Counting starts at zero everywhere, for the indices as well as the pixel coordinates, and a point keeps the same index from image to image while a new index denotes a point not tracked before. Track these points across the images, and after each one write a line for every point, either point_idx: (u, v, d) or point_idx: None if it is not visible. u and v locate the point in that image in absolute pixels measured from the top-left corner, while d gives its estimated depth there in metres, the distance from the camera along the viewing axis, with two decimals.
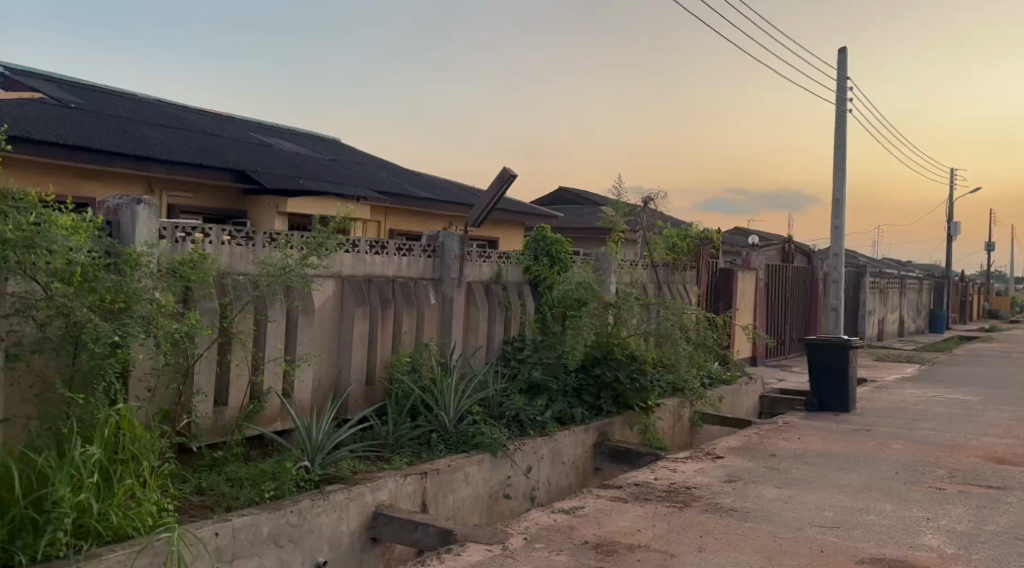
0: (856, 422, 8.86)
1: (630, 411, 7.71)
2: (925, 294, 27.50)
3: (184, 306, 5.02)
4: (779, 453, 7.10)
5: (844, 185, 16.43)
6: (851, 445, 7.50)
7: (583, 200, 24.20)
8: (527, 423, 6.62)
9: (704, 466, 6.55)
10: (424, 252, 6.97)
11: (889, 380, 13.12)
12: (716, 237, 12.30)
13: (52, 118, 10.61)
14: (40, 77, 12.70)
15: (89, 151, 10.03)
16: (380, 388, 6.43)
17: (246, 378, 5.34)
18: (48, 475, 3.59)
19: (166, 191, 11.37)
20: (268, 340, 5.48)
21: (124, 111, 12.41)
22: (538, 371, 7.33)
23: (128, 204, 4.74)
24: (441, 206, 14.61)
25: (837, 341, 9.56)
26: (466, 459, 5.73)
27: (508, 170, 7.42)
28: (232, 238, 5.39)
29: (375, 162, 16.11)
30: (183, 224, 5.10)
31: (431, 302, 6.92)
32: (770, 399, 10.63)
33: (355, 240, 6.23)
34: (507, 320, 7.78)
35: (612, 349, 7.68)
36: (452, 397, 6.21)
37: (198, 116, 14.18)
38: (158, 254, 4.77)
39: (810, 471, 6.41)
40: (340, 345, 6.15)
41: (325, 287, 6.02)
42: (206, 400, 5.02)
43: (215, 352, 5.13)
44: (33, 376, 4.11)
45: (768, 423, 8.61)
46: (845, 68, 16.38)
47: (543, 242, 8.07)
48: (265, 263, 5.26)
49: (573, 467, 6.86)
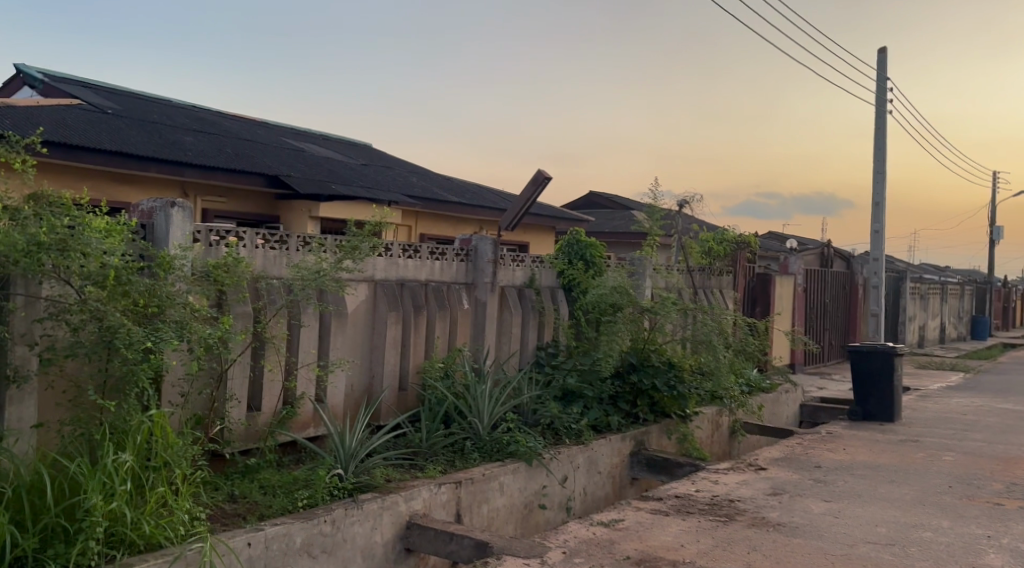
0: (903, 432, 8.60)
1: (667, 419, 7.56)
2: (967, 300, 26.87)
3: (218, 310, 4.96)
4: (824, 465, 6.88)
5: (884, 189, 16.08)
6: (899, 457, 7.25)
7: (614, 204, 24.02)
8: (563, 431, 6.48)
9: (747, 478, 6.36)
10: (457, 256, 6.87)
11: (933, 389, 12.77)
12: (753, 242, 12.07)
13: (90, 124, 10.71)
14: (79, 83, 12.87)
15: (126, 157, 10.11)
16: (413, 394, 6.34)
17: (279, 384, 5.26)
18: (81, 482, 3.53)
19: (201, 196, 11.43)
20: (301, 345, 5.40)
21: (160, 116, 12.52)
22: (574, 378, 7.16)
23: (163, 207, 4.70)
24: (473, 210, 14.53)
25: (882, 348, 9.35)
26: (501, 468, 5.60)
27: (542, 172, 7.30)
28: (266, 242, 5.34)
29: (407, 166, 16.11)
30: (217, 228, 5.06)
31: (465, 306, 6.82)
32: (810, 407, 10.40)
33: (388, 244, 6.22)
34: (541, 326, 7.66)
35: (648, 355, 7.52)
36: (486, 403, 6.08)
37: (232, 121, 14.28)
38: (191, 257, 4.73)
39: (859, 484, 6.19)
40: (373, 350, 6.07)
41: (358, 291, 5.94)
42: (239, 406, 4.95)
43: (249, 356, 5.06)
44: (67, 381, 4.06)
45: (810, 433, 8.39)
46: (885, 68, 16.04)
47: (577, 246, 7.93)
48: (300, 267, 5.19)
49: (609, 477, 6.71)
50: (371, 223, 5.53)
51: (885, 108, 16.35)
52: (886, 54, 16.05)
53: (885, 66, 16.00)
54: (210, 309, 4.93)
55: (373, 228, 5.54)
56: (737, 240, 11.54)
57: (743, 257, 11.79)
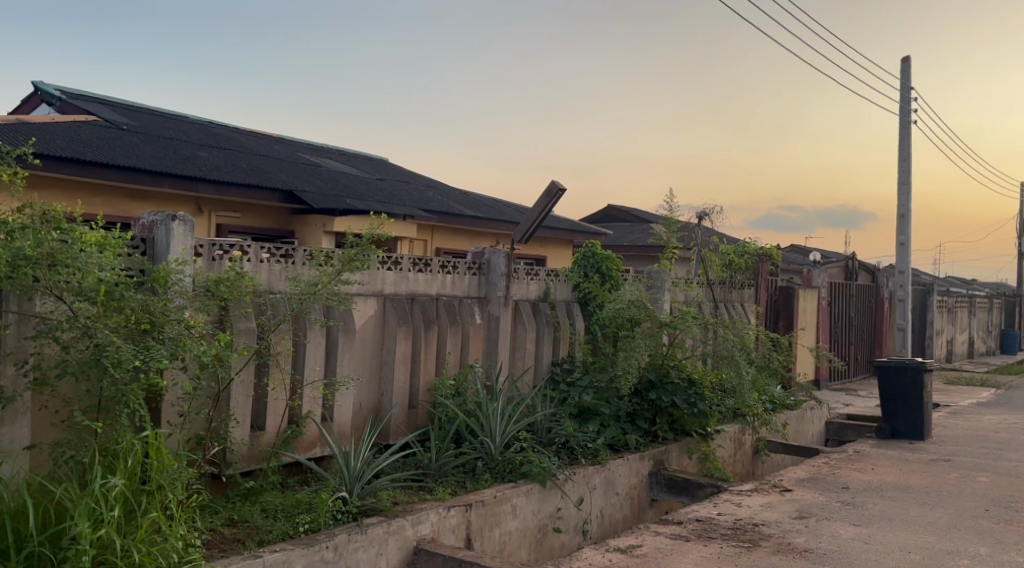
0: (934, 451, 8.28)
1: (688, 439, 7.32)
2: (996, 313, 26.31)
3: (220, 327, 4.81)
4: (853, 486, 6.60)
5: (910, 200, 15.73)
6: (931, 478, 6.94)
7: (633, 218, 23.78)
8: (578, 451, 6.25)
9: (771, 500, 6.08)
10: (469, 270, 6.69)
11: (964, 405, 12.38)
12: (776, 254, 11.79)
13: (105, 140, 10.69)
14: (96, 100, 12.90)
15: (139, 172, 10.06)
16: (423, 412, 6.15)
17: (283, 403, 5.09)
18: (67, 508, 3.38)
19: (215, 212, 11.39)
20: (307, 362, 5.23)
21: (176, 132, 12.51)
22: (590, 394, 6.93)
23: (163, 220, 4.56)
24: (490, 224, 14.37)
25: (912, 363, 8.93)
26: (513, 489, 5.38)
27: (556, 183, 7.12)
28: (271, 256, 5.19)
29: (423, 181, 16.01)
30: (220, 241, 4.92)
31: (476, 321, 6.62)
32: (836, 425, 10.10)
33: (397, 258, 6.05)
34: (555, 341, 7.46)
35: (668, 371, 7.28)
36: (498, 421, 5.86)
37: (248, 137, 14.26)
38: (191, 272, 4.59)
39: (889, 507, 5.90)
40: (381, 366, 5.89)
41: (366, 306, 5.76)
42: (242, 425, 4.79)
43: (251, 374, 4.90)
44: (60, 400, 3.91)
45: (837, 452, 8.10)
46: (909, 77, 15.74)
47: (593, 258, 7.71)
48: (296, 281, 4.94)
49: (627, 498, 6.46)
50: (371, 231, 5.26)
51: (909, 118, 16.03)
52: (911, 63, 15.75)
53: (909, 75, 15.70)
54: (211, 325, 4.77)
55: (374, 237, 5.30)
56: (759, 252, 11.28)
57: (765, 270, 11.53)
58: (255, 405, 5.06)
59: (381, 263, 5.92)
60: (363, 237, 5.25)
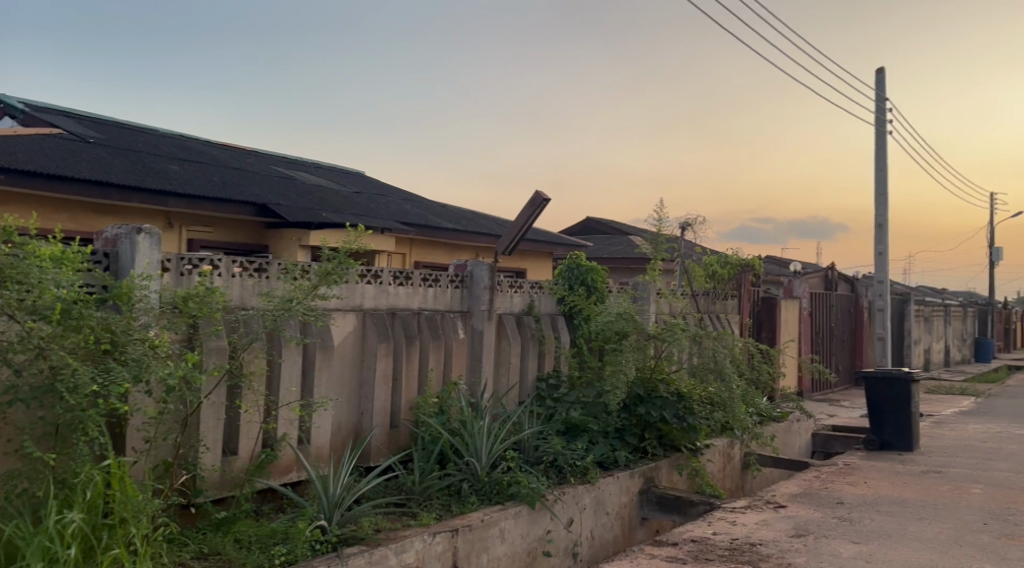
0: (924, 462, 8.15)
1: (678, 454, 7.15)
2: (970, 323, 26.54)
3: (189, 346, 4.54)
4: (847, 500, 6.42)
5: (887, 210, 15.76)
6: (926, 490, 6.79)
7: (611, 230, 23.75)
8: (567, 469, 6.01)
9: (766, 517, 5.89)
10: (451, 283, 6.46)
11: (947, 414, 12.33)
12: (758, 264, 11.68)
13: (70, 153, 10.34)
14: (61, 113, 12.53)
15: (106, 186, 9.72)
16: (405, 432, 5.88)
17: (257, 425, 4.82)
18: (19, 546, 3.14)
19: (185, 226, 11.05)
20: (282, 381, 4.96)
21: (144, 145, 12.17)
22: (577, 410, 6.71)
23: (128, 234, 4.29)
24: (468, 237, 14.14)
25: (899, 374, 8.90)
26: (501, 512, 5.14)
27: (540, 193, 6.92)
28: (243, 270, 4.93)
29: (400, 193, 15.76)
30: (190, 256, 4.66)
31: (460, 336, 6.38)
32: (823, 436, 9.97)
33: (377, 271, 5.80)
34: (540, 355, 7.24)
35: (656, 386, 7.08)
36: (484, 440, 5.61)
37: (220, 150, 13.94)
38: (158, 290, 4.33)
39: (887, 523, 5.72)
40: (361, 385, 5.63)
41: (344, 322, 5.51)
42: (212, 450, 4.52)
43: (223, 396, 4.62)
44: (12, 427, 3.61)
45: (827, 465, 7.95)
46: (884, 88, 15.82)
47: (577, 270, 7.51)
48: (269, 297, 4.66)
49: (617, 518, 6.24)
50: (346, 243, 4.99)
51: (885, 128, 16.10)
52: (885, 74, 15.83)
53: (885, 86, 15.78)
54: (179, 344, 4.51)
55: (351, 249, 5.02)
56: (741, 263, 11.18)
57: (747, 280, 11.43)
58: (227, 428, 4.78)
59: (359, 276, 5.67)
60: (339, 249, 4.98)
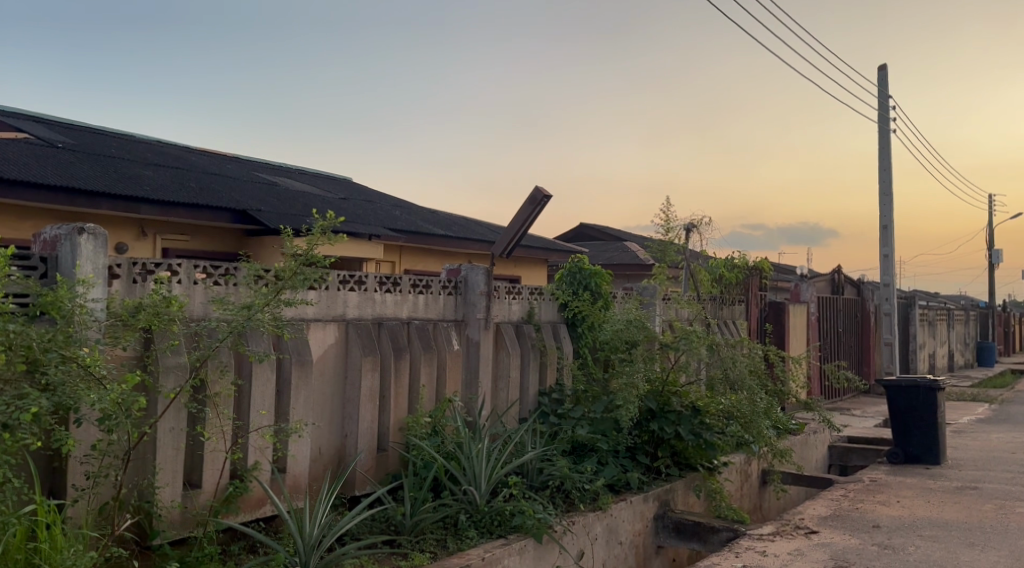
0: (957, 477, 7.56)
1: (694, 473, 6.56)
2: (971, 326, 26.11)
3: (143, 365, 3.93)
4: (884, 524, 5.83)
5: (892, 210, 15.27)
6: (966, 510, 6.19)
7: (606, 236, 23.25)
8: (575, 494, 5.41)
9: (799, 546, 5.29)
10: (444, 289, 5.85)
11: (965, 422, 11.76)
12: (767, 267, 11.12)
13: (36, 157, 9.70)
14: (29, 117, 11.87)
15: (75, 193, 9.09)
16: (394, 456, 5.26)
17: (222, 455, 4.20)
18: None
19: (160, 235, 10.41)
20: (252, 403, 4.33)
21: (117, 150, 11.52)
22: (584, 427, 6.11)
23: (68, 235, 3.68)
24: (460, 243, 13.53)
25: (922, 382, 8.33)
26: (505, 548, 4.53)
27: (541, 190, 6.33)
28: (208, 277, 4.32)
29: (389, 200, 15.14)
30: (144, 260, 4.04)
31: (454, 348, 5.77)
32: (839, 449, 9.44)
33: (361, 277, 5.20)
34: (542, 367, 6.63)
35: (669, 399, 6.48)
36: (483, 464, 5.00)
37: (199, 155, 13.31)
38: (100, 303, 3.71)
39: (934, 551, 5.12)
40: (344, 405, 5.04)
41: (323, 334, 4.90)
42: (171, 485, 3.93)
43: (184, 422, 4.02)
44: None
45: (854, 482, 7.36)
46: (887, 85, 15.35)
47: (580, 274, 6.92)
48: (222, 303, 3.98)
49: (631, 547, 5.67)
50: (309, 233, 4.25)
51: (888, 127, 15.63)
52: (888, 71, 15.37)
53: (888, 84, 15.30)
54: (130, 363, 3.90)
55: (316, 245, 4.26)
56: (749, 266, 10.61)
57: (755, 284, 10.86)
58: (190, 459, 4.18)
59: (341, 282, 5.06)
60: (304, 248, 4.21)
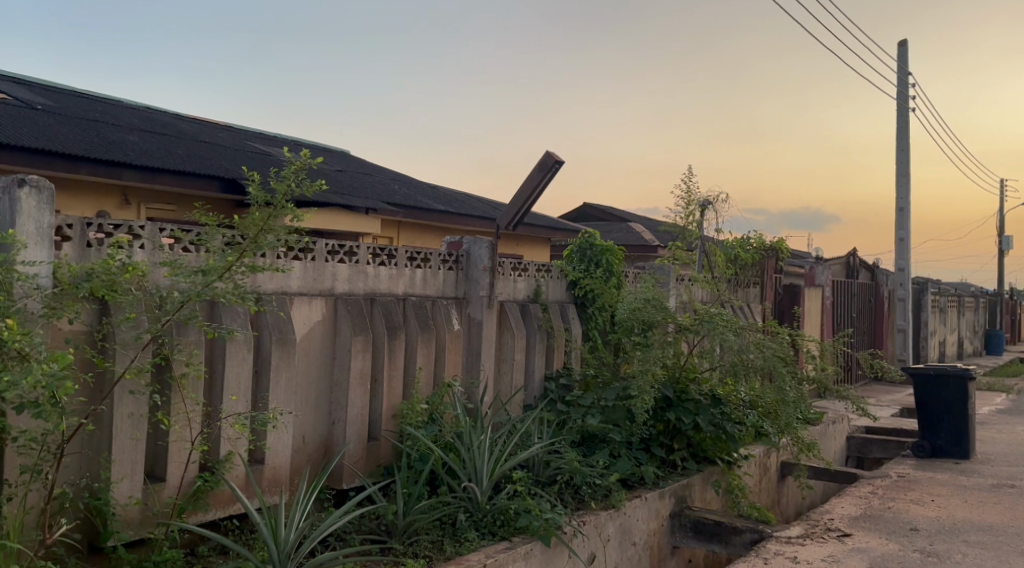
0: (990, 474, 7.07)
1: (711, 467, 6.09)
2: (980, 314, 25.54)
3: (97, 340, 3.40)
4: (922, 527, 5.32)
5: (910, 193, 14.70)
6: (1009, 512, 5.69)
7: (610, 217, 22.67)
8: (585, 491, 4.90)
9: (833, 551, 4.80)
10: (444, 264, 5.31)
11: (986, 413, 11.25)
12: (783, 247, 10.58)
13: (11, 118, 9.09)
14: (8, 78, 11.25)
15: (52, 156, 8.49)
16: (386, 446, 4.75)
17: (190, 447, 3.67)
18: None
19: (145, 204, 9.84)
20: (223, 386, 3.80)
21: (101, 114, 10.92)
22: (595, 416, 5.59)
23: (7, 188, 3.13)
24: (461, 219, 12.96)
25: (954, 371, 7.80)
26: (509, 553, 4.03)
27: (552, 155, 5.77)
28: (176, 241, 3.78)
29: (388, 173, 14.56)
30: (102, 220, 3.48)
31: (454, 327, 5.24)
32: (858, 439, 8.94)
33: (352, 248, 4.66)
34: (548, 350, 6.11)
35: (686, 388, 5.97)
36: (485, 456, 4.48)
37: (189, 123, 12.70)
38: (38, 272, 3.15)
39: (983, 560, 4.62)
40: (331, 389, 4.52)
41: (309, 310, 4.37)
42: (130, 477, 3.41)
43: (145, 408, 3.50)
44: None
45: (881, 477, 6.87)
46: (907, 61, 14.73)
47: (591, 251, 6.38)
48: (180, 268, 3.43)
49: (645, 549, 5.18)
50: (280, 178, 3.62)
51: (906, 106, 15.03)
52: (907, 47, 14.74)
53: (907, 60, 14.67)
54: (81, 337, 3.38)
55: (291, 193, 3.64)
56: (765, 247, 10.08)
57: (771, 266, 10.33)
58: (152, 449, 3.66)
59: (329, 253, 4.53)
60: (274, 194, 3.57)
